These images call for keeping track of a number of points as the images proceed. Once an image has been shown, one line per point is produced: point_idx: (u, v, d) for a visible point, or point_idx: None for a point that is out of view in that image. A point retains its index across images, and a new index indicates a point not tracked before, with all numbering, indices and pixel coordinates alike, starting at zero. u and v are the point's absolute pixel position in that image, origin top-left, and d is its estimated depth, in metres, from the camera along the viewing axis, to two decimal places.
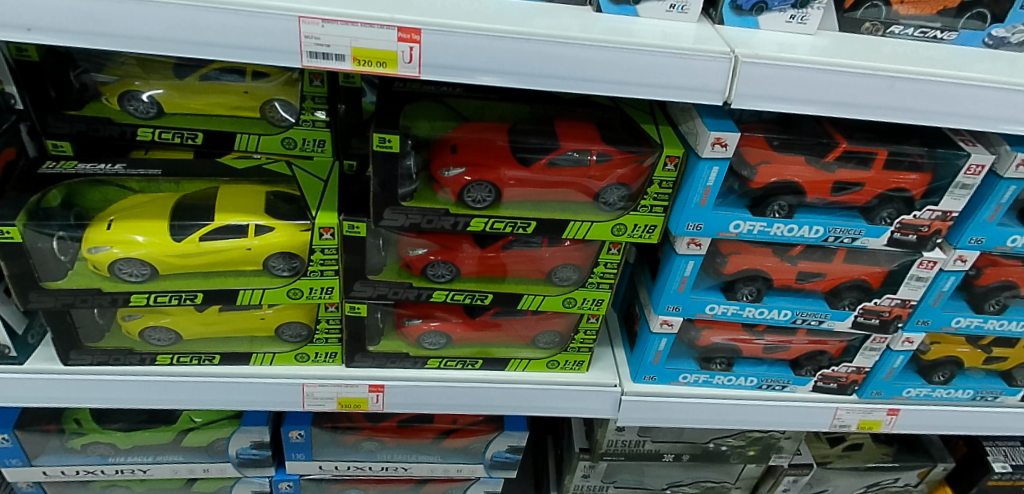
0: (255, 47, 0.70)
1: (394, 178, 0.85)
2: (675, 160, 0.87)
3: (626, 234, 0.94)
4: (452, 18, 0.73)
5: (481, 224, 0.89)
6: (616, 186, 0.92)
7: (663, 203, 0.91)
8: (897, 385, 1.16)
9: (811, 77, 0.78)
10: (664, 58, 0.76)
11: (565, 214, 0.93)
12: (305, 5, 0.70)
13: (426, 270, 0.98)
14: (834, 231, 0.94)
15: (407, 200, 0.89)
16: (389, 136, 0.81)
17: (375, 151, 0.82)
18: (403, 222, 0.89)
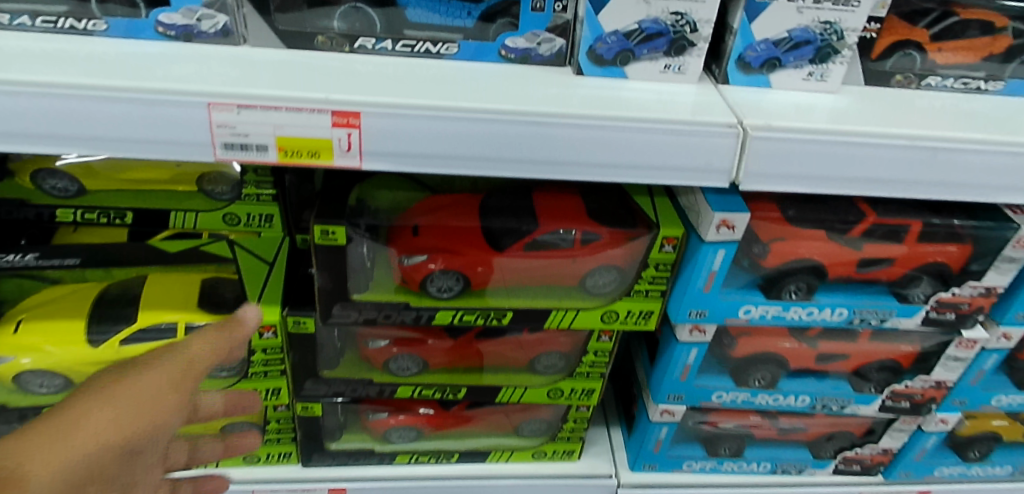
0: (158, 140, 0.57)
1: (344, 272, 0.72)
2: (674, 242, 0.74)
3: (620, 320, 0.81)
4: (400, 95, 0.60)
5: (448, 317, 0.78)
6: (607, 267, 0.79)
7: (661, 286, 0.78)
8: (928, 465, 1.03)
9: (835, 150, 0.65)
10: (659, 135, 0.63)
11: (547, 302, 0.80)
12: (216, 87, 0.56)
13: (389, 363, 0.85)
14: (859, 312, 0.81)
15: (360, 291, 0.76)
16: (332, 227, 0.68)
17: (317, 244, 0.69)
18: (355, 318, 0.76)
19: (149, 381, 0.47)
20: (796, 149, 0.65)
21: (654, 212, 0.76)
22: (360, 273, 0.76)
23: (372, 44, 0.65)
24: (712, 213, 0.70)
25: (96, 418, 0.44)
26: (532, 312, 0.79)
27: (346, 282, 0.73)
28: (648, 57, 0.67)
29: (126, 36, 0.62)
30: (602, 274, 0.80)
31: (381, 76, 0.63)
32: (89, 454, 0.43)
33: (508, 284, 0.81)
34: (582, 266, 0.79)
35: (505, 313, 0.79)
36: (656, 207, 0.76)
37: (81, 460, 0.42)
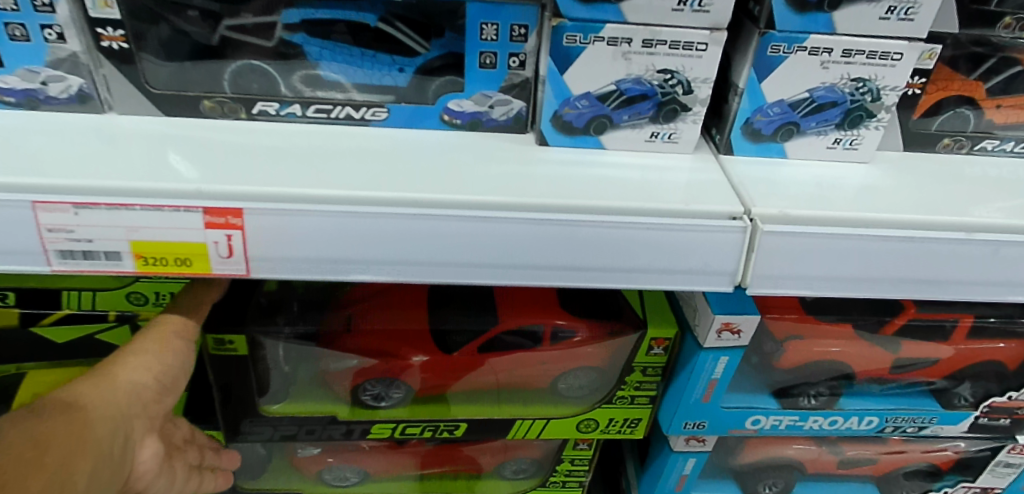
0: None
1: (248, 386, 0.62)
2: (664, 344, 0.60)
3: (599, 429, 0.67)
4: (302, 182, 0.46)
5: (385, 431, 0.67)
6: (584, 367, 0.66)
7: (649, 392, 0.64)
8: None
9: (870, 246, 0.51)
10: (642, 232, 0.48)
11: (504, 411, 0.67)
12: (49, 180, 0.43)
13: (322, 472, 0.73)
14: (894, 421, 0.66)
15: (270, 403, 0.65)
16: (227, 337, 0.58)
17: (209, 355, 0.59)
18: (271, 434, 0.66)
19: (160, 336, 0.53)
20: (820, 246, 0.50)
21: (643, 305, 0.62)
22: (274, 377, 0.64)
23: (274, 109, 0.52)
24: (712, 315, 0.56)
25: (134, 362, 0.52)
26: (486, 424, 0.66)
27: (253, 395, 0.63)
28: (629, 124, 0.53)
29: None
30: (577, 373, 0.67)
31: (284, 154, 0.49)
32: (132, 393, 0.50)
33: (458, 388, 0.68)
34: (553, 365, 0.67)
35: (454, 428, 0.67)
36: (644, 299, 0.63)
37: (122, 393, 0.49)
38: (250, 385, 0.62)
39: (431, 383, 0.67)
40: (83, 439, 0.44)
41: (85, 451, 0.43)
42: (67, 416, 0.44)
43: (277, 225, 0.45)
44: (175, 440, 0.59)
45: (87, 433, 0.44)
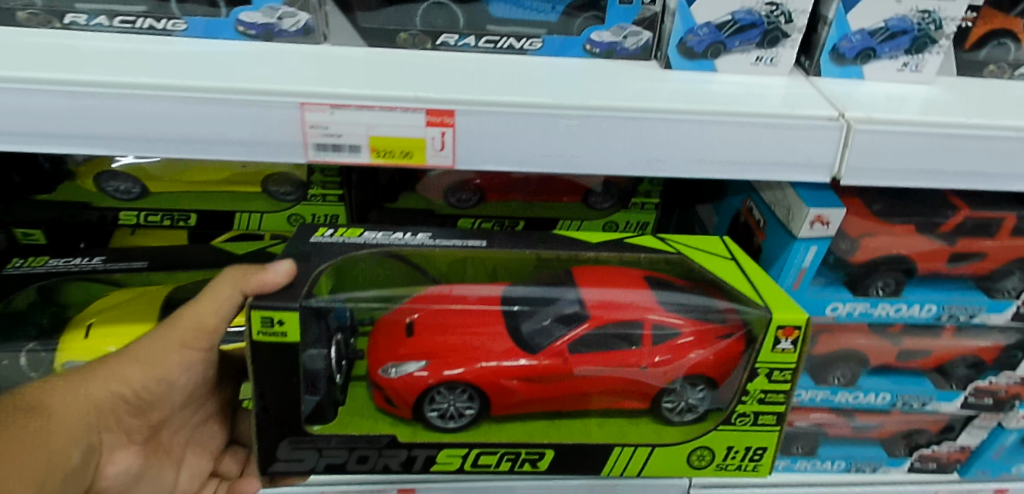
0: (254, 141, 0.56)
1: (296, 387, 0.58)
2: (793, 333, 0.58)
3: (713, 463, 0.67)
4: (493, 92, 0.59)
5: (450, 459, 0.65)
6: (700, 379, 0.67)
7: (773, 410, 0.63)
8: (1007, 463, 1.01)
9: (940, 144, 0.63)
10: (759, 130, 0.60)
11: (599, 432, 0.68)
12: (310, 87, 0.55)
13: None
14: (948, 308, 0.79)
15: (315, 424, 0.63)
16: (276, 316, 0.55)
17: (255, 339, 0.55)
18: (314, 462, 0.64)
19: (161, 345, 0.65)
20: (900, 142, 0.62)
21: (751, 283, 0.63)
22: (319, 380, 0.63)
23: (455, 40, 0.64)
24: (807, 209, 0.68)
25: (128, 372, 0.64)
26: (572, 452, 0.65)
27: (299, 405, 0.60)
28: (739, 50, 0.65)
29: (206, 37, 0.61)
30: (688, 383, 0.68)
31: (466, 73, 0.61)
32: (83, 401, 0.61)
33: (523, 411, 0.70)
34: (659, 373, 0.69)
35: (539, 457, 0.66)
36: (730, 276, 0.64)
37: (72, 404, 0.60)
38: (296, 391, 0.58)
39: (507, 394, 0.69)
40: (44, 442, 0.56)
41: (44, 454, 0.55)
42: (39, 420, 0.56)
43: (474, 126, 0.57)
44: (173, 441, 0.76)
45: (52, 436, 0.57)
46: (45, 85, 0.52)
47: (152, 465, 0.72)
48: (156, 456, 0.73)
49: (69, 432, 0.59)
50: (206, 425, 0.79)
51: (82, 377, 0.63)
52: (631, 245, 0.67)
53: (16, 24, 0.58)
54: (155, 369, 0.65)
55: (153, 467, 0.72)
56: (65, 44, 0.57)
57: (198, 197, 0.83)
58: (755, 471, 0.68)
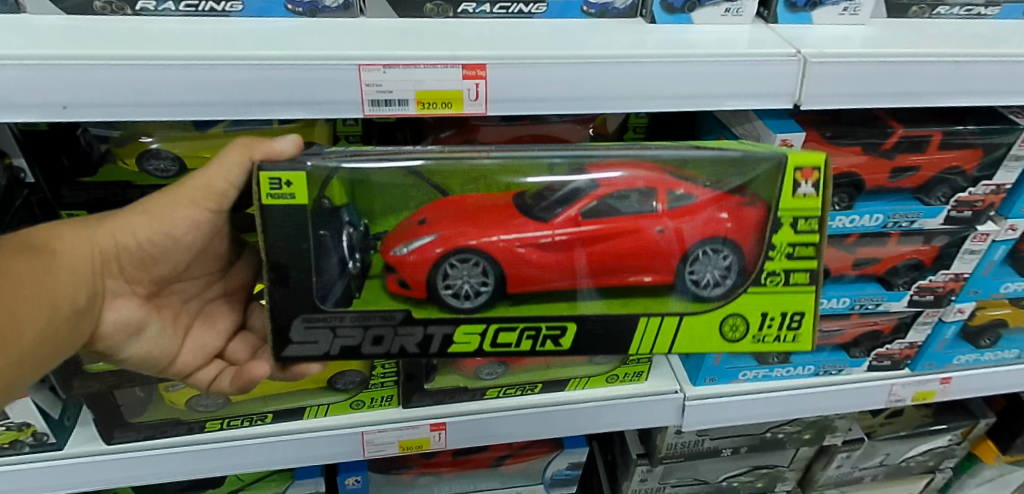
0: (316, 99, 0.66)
1: (305, 255, 0.63)
2: (815, 174, 0.64)
3: (749, 335, 0.70)
4: (514, 48, 0.69)
5: (470, 335, 0.68)
6: (727, 244, 0.68)
7: (805, 267, 0.68)
8: (949, 354, 1.17)
9: (877, 70, 0.76)
10: (733, 67, 0.73)
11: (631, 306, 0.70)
12: (363, 51, 0.66)
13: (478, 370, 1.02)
14: (892, 217, 0.94)
15: (330, 305, 0.66)
16: (285, 177, 0.60)
17: (263, 203, 0.60)
18: (327, 346, 0.67)
19: (170, 202, 0.71)
20: (846, 71, 0.76)
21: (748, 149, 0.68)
22: (329, 257, 0.66)
23: (473, 8, 0.75)
24: (774, 135, 0.82)
25: (133, 222, 0.71)
26: (589, 325, 0.69)
27: (310, 278, 0.64)
28: (711, 3, 0.78)
29: (260, 15, 0.70)
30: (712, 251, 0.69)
31: (487, 35, 0.72)
32: (86, 247, 0.68)
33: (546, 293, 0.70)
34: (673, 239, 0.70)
35: (561, 333, 0.69)
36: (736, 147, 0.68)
37: (77, 248, 0.67)
38: (308, 264, 0.63)
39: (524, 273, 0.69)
40: (48, 275, 0.62)
41: (46, 282, 0.62)
42: (44, 255, 0.63)
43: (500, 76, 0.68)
44: (183, 298, 0.83)
45: (54, 269, 0.63)
46: (137, 60, 0.61)
47: (158, 327, 0.79)
48: (161, 313, 0.80)
49: (74, 267, 0.66)
50: (219, 304, 0.86)
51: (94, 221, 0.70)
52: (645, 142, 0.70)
53: (94, 12, 0.67)
54: (160, 222, 0.71)
55: (159, 329, 0.79)
56: (142, 27, 0.66)
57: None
58: (794, 343, 0.71)
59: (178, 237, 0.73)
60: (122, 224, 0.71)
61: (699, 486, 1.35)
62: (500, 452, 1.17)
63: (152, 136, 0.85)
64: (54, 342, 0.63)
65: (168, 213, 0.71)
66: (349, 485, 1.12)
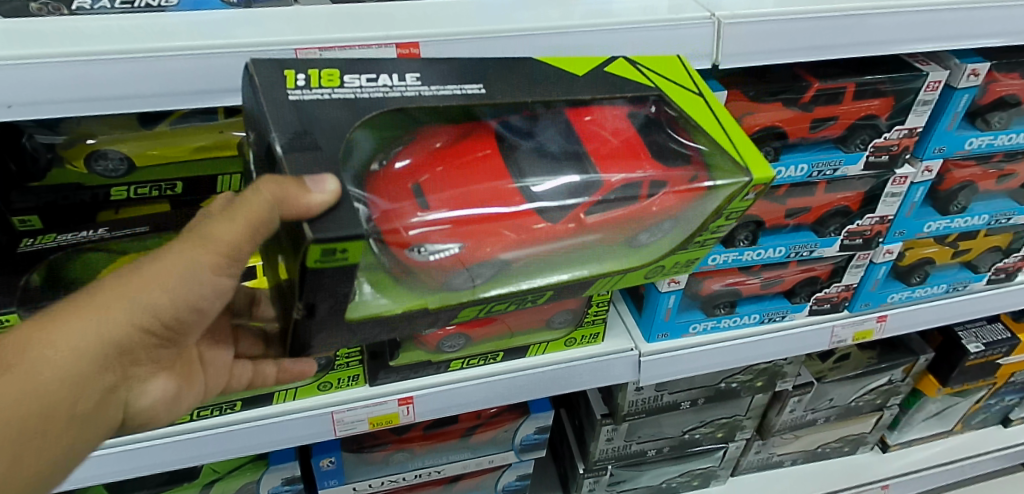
0: (258, 63, 0.62)
1: (345, 294, 0.58)
2: (760, 189, 0.66)
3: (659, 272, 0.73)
4: (446, 26, 0.73)
5: (471, 313, 0.68)
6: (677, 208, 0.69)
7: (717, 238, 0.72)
8: (883, 294, 1.25)
9: (786, 27, 0.82)
10: (655, 32, 0.78)
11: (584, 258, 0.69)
12: (300, 36, 0.69)
13: (440, 343, 1.04)
14: (817, 167, 1.01)
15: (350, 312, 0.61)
16: (340, 245, 0.53)
17: (311, 267, 0.54)
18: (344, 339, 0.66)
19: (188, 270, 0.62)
20: (757, 30, 0.81)
21: (719, 125, 0.69)
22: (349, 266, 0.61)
23: None
24: None
25: (149, 299, 0.61)
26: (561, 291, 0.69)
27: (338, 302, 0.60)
28: None
29: (195, 9, 0.73)
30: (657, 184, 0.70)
31: (419, 16, 0.75)
32: (96, 344, 0.60)
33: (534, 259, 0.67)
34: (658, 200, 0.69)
35: (535, 297, 0.69)
36: (702, 117, 0.70)
37: (83, 349, 0.59)
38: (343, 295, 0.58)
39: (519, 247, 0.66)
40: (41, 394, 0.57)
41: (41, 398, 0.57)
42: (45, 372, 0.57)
43: (456, 60, 0.68)
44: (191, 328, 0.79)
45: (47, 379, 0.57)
46: (76, 56, 0.63)
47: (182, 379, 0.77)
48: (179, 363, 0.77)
49: (79, 375, 0.59)
50: None
51: (103, 311, 0.60)
52: (610, 74, 0.71)
53: (31, 14, 0.70)
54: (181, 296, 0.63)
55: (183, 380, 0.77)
56: (78, 26, 0.68)
57: (177, 169, 0.88)
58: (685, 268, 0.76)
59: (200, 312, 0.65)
60: (123, 304, 0.61)
61: (663, 441, 1.41)
62: (469, 422, 1.22)
63: (97, 138, 0.84)
64: (70, 441, 0.62)
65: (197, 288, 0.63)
66: (324, 467, 1.16)
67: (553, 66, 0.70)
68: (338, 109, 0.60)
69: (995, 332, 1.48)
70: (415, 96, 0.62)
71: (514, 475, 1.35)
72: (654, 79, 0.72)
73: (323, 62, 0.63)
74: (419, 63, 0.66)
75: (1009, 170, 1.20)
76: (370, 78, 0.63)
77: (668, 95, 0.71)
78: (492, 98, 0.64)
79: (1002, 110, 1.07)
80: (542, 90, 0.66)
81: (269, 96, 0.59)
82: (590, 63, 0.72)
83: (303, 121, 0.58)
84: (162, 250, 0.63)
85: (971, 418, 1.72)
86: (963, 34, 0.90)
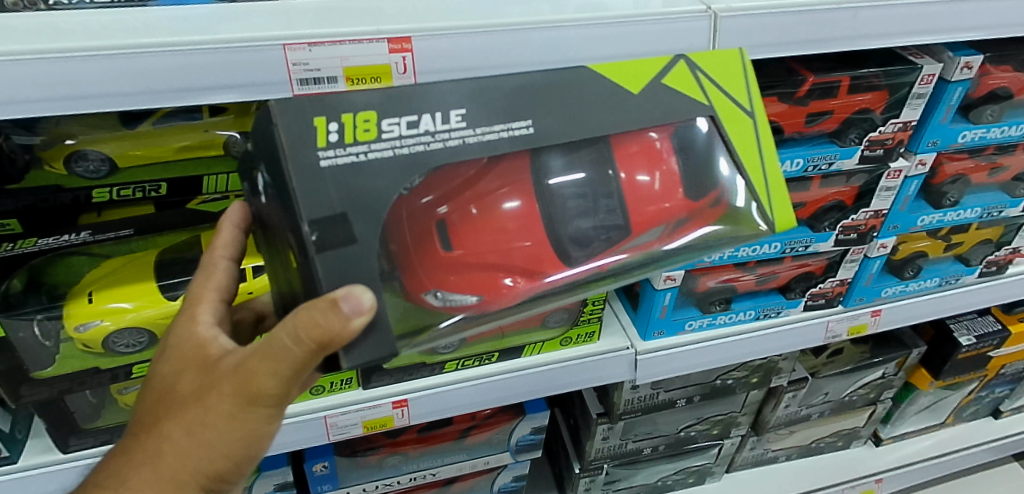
0: (281, 105, 0.57)
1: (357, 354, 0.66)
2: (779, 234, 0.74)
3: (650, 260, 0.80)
4: (438, 20, 0.72)
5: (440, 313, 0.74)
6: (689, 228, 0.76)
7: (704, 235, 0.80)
8: (876, 288, 1.25)
9: (782, 20, 0.81)
10: (650, 26, 0.76)
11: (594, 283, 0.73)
12: (287, 31, 0.67)
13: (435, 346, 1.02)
14: (812, 161, 1.00)
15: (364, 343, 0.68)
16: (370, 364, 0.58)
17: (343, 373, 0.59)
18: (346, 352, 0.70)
19: (235, 413, 0.59)
20: (753, 23, 0.80)
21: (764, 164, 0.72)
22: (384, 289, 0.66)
23: None
24: None
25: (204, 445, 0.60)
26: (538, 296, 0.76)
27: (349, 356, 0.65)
28: None
29: (178, 4, 0.71)
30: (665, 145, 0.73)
31: (410, 10, 0.74)
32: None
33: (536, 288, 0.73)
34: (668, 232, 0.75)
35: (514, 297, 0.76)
36: (747, 156, 0.71)
37: None
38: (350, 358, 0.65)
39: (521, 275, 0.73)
40: None
41: None
42: None
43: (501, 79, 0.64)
44: None
45: None
46: (56, 52, 0.61)
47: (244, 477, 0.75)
48: None
49: None
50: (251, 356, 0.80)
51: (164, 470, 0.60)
52: (668, 88, 0.69)
53: (7, 9, 0.67)
54: (232, 439, 0.60)
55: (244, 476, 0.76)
56: (57, 22, 0.65)
57: (159, 169, 0.85)
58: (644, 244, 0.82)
59: (255, 449, 0.63)
60: (186, 468, 0.60)
61: (658, 439, 1.41)
62: (464, 424, 1.20)
63: (78, 138, 0.81)
64: None
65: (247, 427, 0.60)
66: (317, 472, 1.14)
67: (612, 79, 0.67)
68: (377, 177, 0.58)
69: (986, 324, 1.49)
70: (460, 145, 0.61)
71: (509, 476, 1.34)
72: (712, 93, 0.70)
73: (360, 98, 0.59)
74: (463, 90, 0.63)
75: (1000, 163, 1.20)
76: (410, 122, 0.60)
77: (722, 120, 0.70)
78: (543, 139, 0.63)
79: (993, 102, 1.07)
80: (600, 125, 0.65)
81: (301, 156, 0.56)
82: (645, 71, 0.68)
83: (338, 198, 0.57)
84: (203, 397, 0.59)
85: (962, 411, 1.72)
86: (957, 25, 0.89)
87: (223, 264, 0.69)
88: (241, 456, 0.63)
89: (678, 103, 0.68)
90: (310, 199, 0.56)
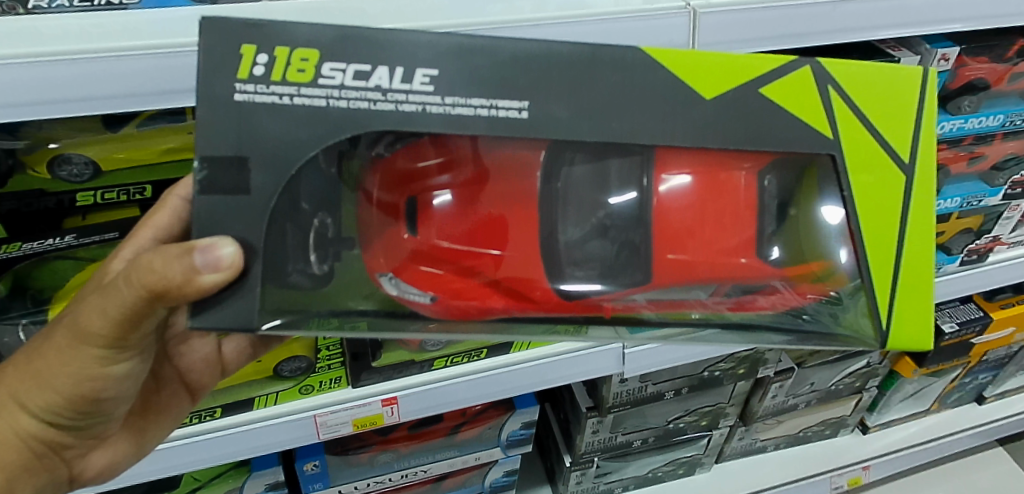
0: (205, 25, 0.53)
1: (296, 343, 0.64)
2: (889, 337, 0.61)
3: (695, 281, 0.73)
4: (420, 20, 0.72)
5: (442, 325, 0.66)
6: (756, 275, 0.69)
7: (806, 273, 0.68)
8: None
9: (759, 16, 0.82)
10: (631, 23, 0.77)
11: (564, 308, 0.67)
12: None
13: (424, 342, 1.05)
14: None
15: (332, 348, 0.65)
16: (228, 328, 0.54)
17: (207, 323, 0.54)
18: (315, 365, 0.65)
19: (78, 345, 0.65)
20: (732, 19, 0.81)
21: (895, 220, 0.60)
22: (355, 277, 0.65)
23: None
24: None
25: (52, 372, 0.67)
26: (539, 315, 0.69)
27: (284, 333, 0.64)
28: None
29: (159, 6, 0.71)
30: (777, 178, 0.67)
31: (391, 8, 0.74)
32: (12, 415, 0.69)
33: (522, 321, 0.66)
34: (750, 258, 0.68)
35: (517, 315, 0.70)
36: (876, 242, 0.60)
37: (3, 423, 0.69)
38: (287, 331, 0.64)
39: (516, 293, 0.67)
40: None
41: None
42: None
43: (501, 45, 0.55)
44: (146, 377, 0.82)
45: None
46: (37, 56, 0.61)
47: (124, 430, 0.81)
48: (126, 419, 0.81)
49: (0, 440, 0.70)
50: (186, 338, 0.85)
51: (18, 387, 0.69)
52: (763, 98, 0.57)
53: None
54: (75, 372, 0.67)
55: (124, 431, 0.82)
56: (38, 26, 0.65)
57: (146, 171, 0.85)
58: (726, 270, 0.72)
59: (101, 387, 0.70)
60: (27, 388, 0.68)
61: (647, 432, 1.42)
62: (455, 420, 1.21)
63: (61, 142, 0.80)
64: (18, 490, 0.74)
65: (88, 362, 0.66)
66: (308, 470, 1.15)
67: (686, 84, 0.56)
68: (299, 125, 0.54)
69: (968, 312, 1.50)
70: (416, 112, 0.54)
71: (500, 471, 1.35)
72: (844, 121, 0.58)
73: (306, 32, 0.53)
74: (439, 46, 0.55)
75: (979, 153, 1.20)
76: (359, 71, 0.54)
77: (848, 162, 0.59)
78: (533, 127, 0.55)
79: (970, 93, 1.09)
80: (631, 137, 0.56)
81: (213, 83, 0.53)
82: (730, 79, 0.57)
83: (242, 139, 0.53)
84: (61, 323, 0.66)
85: (947, 397, 1.75)
86: (933, 18, 0.91)
87: (173, 201, 0.75)
88: (91, 393, 0.70)
89: (762, 112, 0.57)
90: (208, 131, 0.53)
